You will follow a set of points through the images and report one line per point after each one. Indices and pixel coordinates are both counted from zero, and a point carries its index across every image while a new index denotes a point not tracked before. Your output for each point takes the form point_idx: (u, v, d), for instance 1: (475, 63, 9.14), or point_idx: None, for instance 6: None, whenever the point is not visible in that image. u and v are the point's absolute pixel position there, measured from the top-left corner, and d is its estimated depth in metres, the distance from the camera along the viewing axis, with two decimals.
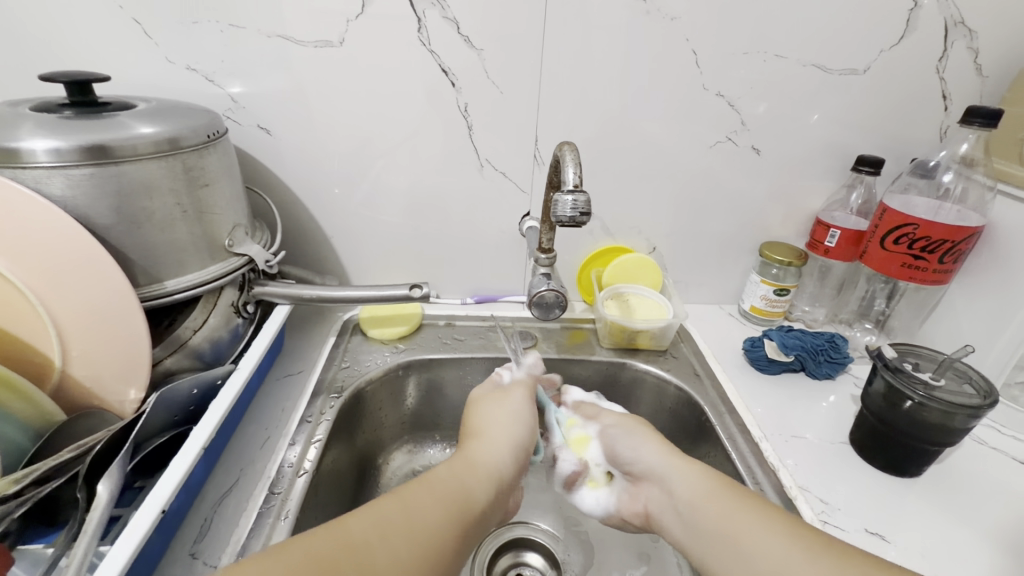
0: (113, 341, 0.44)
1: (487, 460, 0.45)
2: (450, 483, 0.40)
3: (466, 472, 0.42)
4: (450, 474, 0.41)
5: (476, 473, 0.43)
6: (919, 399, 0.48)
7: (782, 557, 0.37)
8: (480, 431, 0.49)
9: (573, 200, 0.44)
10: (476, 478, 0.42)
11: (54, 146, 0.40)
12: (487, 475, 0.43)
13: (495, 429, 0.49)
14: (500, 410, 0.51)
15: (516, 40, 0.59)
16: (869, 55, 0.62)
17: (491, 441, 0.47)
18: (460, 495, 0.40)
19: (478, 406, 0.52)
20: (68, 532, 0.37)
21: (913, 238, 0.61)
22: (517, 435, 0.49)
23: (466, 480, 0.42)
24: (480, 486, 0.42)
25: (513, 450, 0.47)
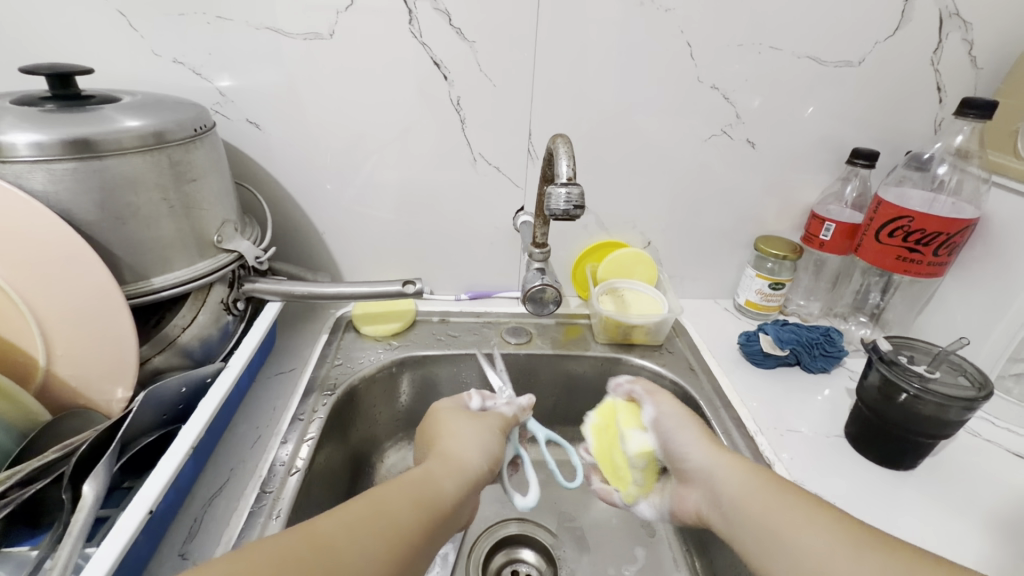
0: (99, 339, 0.43)
1: (458, 460, 0.45)
2: (421, 483, 0.40)
3: (432, 471, 0.43)
4: (422, 474, 0.42)
5: (449, 473, 0.43)
6: (914, 391, 0.48)
7: (820, 551, 0.37)
8: (445, 433, 0.48)
9: (567, 193, 0.43)
10: (446, 477, 0.42)
11: (35, 140, 0.39)
12: (456, 473, 0.43)
13: (460, 430, 0.48)
14: (475, 418, 0.50)
15: (509, 32, 0.58)
16: (864, 47, 0.61)
17: (456, 442, 0.47)
18: (428, 495, 0.40)
19: (441, 415, 0.51)
20: (53, 534, 0.36)
21: (908, 230, 0.61)
22: (489, 440, 0.49)
23: (437, 478, 0.42)
24: (450, 486, 0.42)
25: (485, 453, 0.47)
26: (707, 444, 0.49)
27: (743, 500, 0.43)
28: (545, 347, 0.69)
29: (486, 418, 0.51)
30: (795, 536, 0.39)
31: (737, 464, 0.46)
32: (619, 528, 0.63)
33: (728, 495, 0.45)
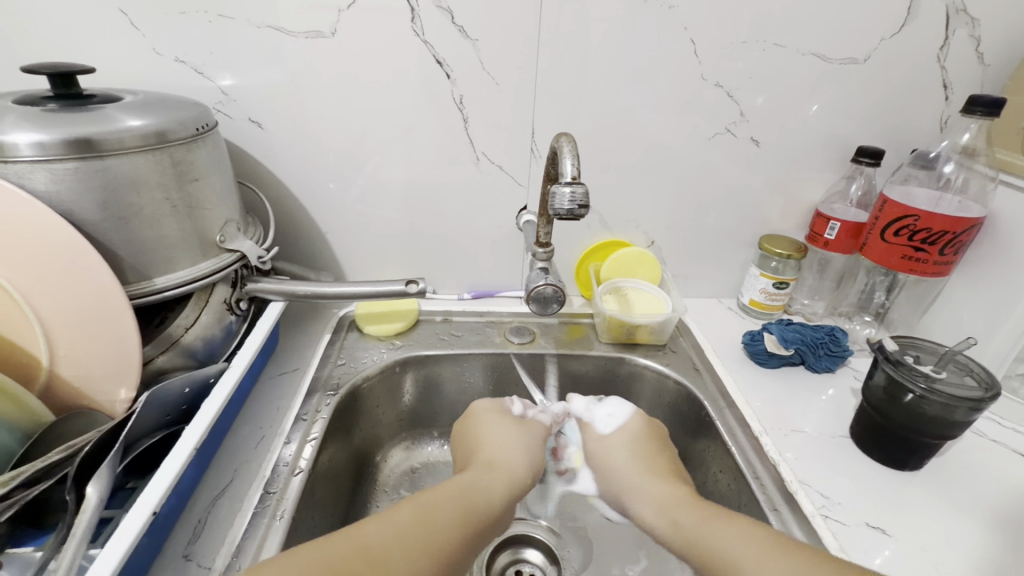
0: (102, 340, 0.43)
1: (510, 465, 0.49)
2: (474, 486, 0.44)
3: (482, 475, 0.46)
4: (474, 480, 0.45)
5: (500, 477, 0.47)
6: (919, 392, 0.48)
7: (746, 550, 0.39)
8: (486, 439, 0.52)
9: (572, 192, 0.43)
10: (500, 481, 0.46)
11: (37, 139, 0.39)
12: (506, 478, 0.47)
13: (506, 440, 0.52)
14: (519, 424, 0.55)
15: (512, 30, 0.58)
16: (870, 44, 0.61)
17: (499, 450, 0.50)
18: (482, 499, 0.43)
19: (480, 418, 0.55)
20: (57, 535, 0.36)
21: (913, 229, 0.60)
22: (529, 450, 0.52)
23: (488, 483, 0.45)
24: (502, 490, 0.45)
25: (530, 459, 0.51)
26: (634, 465, 0.53)
27: (672, 512, 0.47)
28: (549, 346, 0.69)
29: (531, 428, 0.55)
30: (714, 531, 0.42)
31: (672, 485, 0.50)
32: (623, 528, 0.62)
33: (653, 516, 0.48)
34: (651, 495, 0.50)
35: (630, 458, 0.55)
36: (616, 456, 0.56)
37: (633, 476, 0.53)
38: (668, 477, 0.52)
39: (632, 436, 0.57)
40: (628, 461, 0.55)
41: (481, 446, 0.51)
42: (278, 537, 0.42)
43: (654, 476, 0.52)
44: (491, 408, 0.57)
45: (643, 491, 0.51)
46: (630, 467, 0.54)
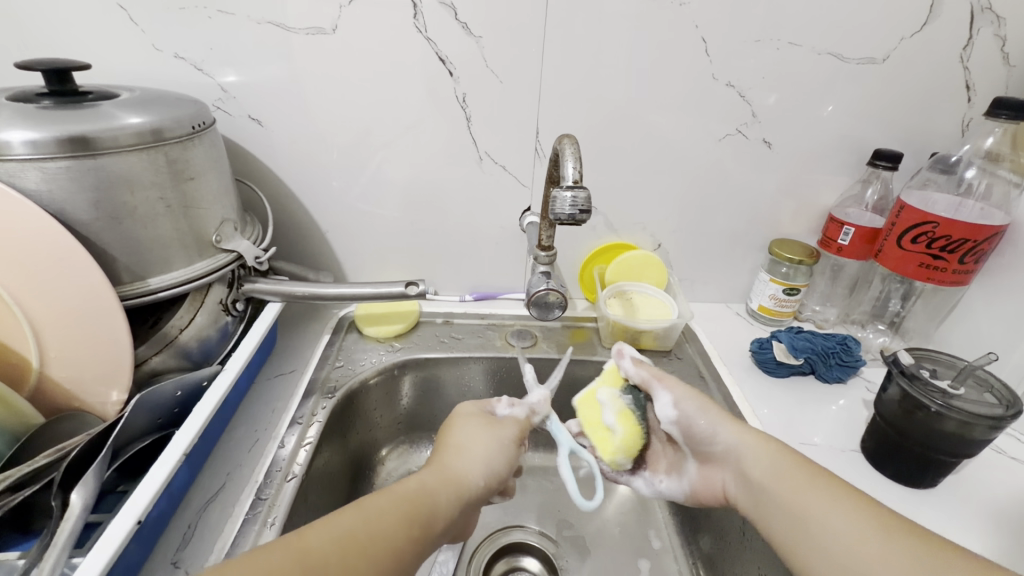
0: (94, 341, 0.42)
1: (462, 471, 0.41)
2: (414, 492, 0.38)
3: (435, 480, 0.40)
4: (416, 487, 0.38)
5: (444, 482, 0.40)
6: (936, 407, 0.45)
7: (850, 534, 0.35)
8: (450, 439, 0.45)
9: (573, 197, 0.41)
10: (444, 487, 0.39)
11: (31, 137, 0.38)
12: (452, 485, 0.40)
13: (468, 449, 0.43)
14: (489, 424, 0.46)
15: (516, 26, 0.56)
16: (889, 43, 0.58)
17: (464, 453, 0.43)
18: (423, 509, 0.37)
19: (455, 419, 0.47)
20: (40, 542, 0.36)
21: (932, 236, 0.58)
22: (492, 455, 0.44)
23: (429, 488, 0.39)
24: (443, 498, 0.39)
25: (490, 466, 0.43)
26: (719, 413, 0.47)
27: (792, 480, 0.40)
28: (551, 350, 0.67)
29: (504, 431, 0.46)
30: (809, 500, 0.38)
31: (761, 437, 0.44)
32: (623, 539, 0.61)
33: (736, 462, 0.44)
34: (755, 458, 0.43)
35: (710, 404, 0.47)
36: (692, 404, 0.47)
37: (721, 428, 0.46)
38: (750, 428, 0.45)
39: (694, 392, 0.48)
40: (705, 404, 0.47)
41: (443, 445, 0.44)
42: None
43: (746, 430, 0.45)
44: (471, 407, 0.49)
45: (741, 449, 0.44)
46: (726, 420, 0.46)
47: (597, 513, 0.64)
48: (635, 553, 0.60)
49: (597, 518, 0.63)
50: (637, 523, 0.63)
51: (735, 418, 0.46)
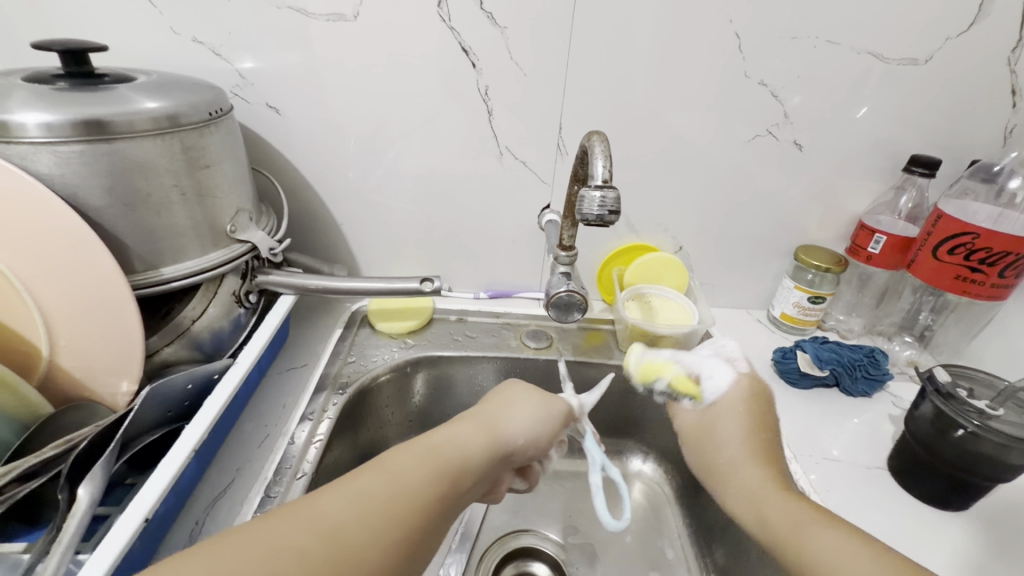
0: (105, 331, 0.42)
1: (502, 426, 0.40)
2: (446, 444, 0.36)
3: (471, 435, 0.38)
4: (449, 440, 0.36)
5: (479, 434, 0.38)
6: (972, 428, 0.44)
7: None
8: (495, 400, 0.43)
9: (602, 197, 0.40)
10: (480, 439, 0.38)
11: (45, 120, 0.37)
12: (486, 437, 0.38)
13: (508, 411, 0.41)
14: (534, 393, 0.45)
15: (543, 17, 0.54)
16: (932, 44, 0.56)
17: (508, 415, 0.41)
18: (455, 463, 0.35)
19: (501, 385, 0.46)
20: (46, 537, 0.35)
21: (971, 248, 0.56)
22: (537, 419, 0.42)
23: (462, 439, 0.37)
24: (478, 450, 0.37)
25: (531, 428, 0.41)
26: (748, 422, 0.44)
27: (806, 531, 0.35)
28: (566, 352, 0.66)
29: (550, 402, 0.45)
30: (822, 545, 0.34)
31: (777, 476, 0.40)
32: (634, 548, 0.60)
33: (745, 499, 0.40)
34: (775, 500, 0.38)
35: (744, 413, 0.45)
36: (723, 422, 0.45)
37: (742, 462, 0.42)
38: (776, 472, 0.41)
39: (743, 405, 0.45)
40: (743, 422, 0.44)
41: (483, 404, 0.42)
42: None
43: (762, 465, 0.41)
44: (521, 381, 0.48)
45: (760, 490, 0.39)
46: (747, 443, 0.43)
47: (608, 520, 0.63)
48: (647, 564, 0.58)
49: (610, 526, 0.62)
50: (649, 533, 0.61)
51: (756, 444, 0.43)
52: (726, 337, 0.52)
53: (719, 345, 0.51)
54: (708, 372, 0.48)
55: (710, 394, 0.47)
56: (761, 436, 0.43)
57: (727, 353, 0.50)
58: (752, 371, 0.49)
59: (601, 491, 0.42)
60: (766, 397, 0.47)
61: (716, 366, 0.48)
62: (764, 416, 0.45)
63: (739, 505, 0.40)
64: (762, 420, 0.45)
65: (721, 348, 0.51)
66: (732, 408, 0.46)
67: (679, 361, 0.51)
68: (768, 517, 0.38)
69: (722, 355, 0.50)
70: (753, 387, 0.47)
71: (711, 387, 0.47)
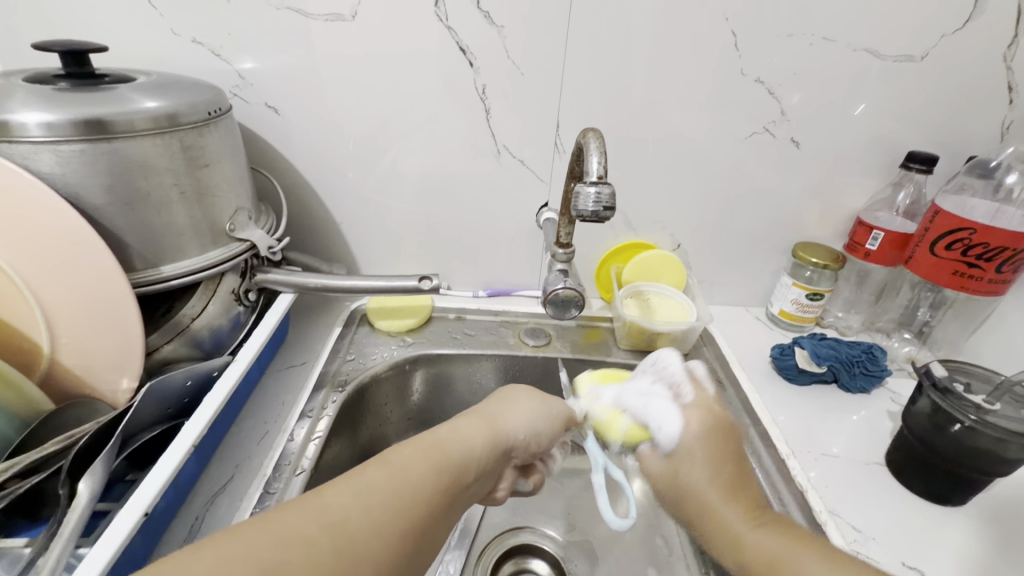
0: (106, 329, 0.42)
1: (503, 422, 0.40)
2: (447, 439, 0.36)
3: (472, 431, 0.38)
4: (450, 434, 0.37)
5: (481, 430, 0.38)
6: (969, 422, 0.44)
7: None
8: (499, 397, 0.43)
9: (597, 193, 0.40)
10: (482, 435, 0.38)
11: (46, 119, 0.37)
12: (487, 432, 0.38)
13: (511, 409, 0.42)
14: (536, 392, 0.45)
15: (540, 16, 0.55)
16: (928, 40, 0.56)
17: (509, 412, 0.41)
18: (455, 458, 0.35)
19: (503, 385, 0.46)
20: (47, 532, 0.35)
21: (968, 244, 0.56)
22: (537, 417, 0.42)
23: (464, 434, 0.37)
24: (479, 445, 0.37)
25: (533, 425, 0.42)
26: (710, 461, 0.41)
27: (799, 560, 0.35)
28: (564, 350, 0.66)
29: (554, 402, 0.45)
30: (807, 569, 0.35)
31: (750, 510, 0.40)
32: (633, 544, 0.60)
33: (718, 537, 0.39)
34: (751, 538, 0.38)
35: (708, 456, 0.41)
36: (689, 468, 0.41)
37: (716, 502, 0.40)
38: (750, 506, 0.40)
39: (706, 445, 0.42)
40: (706, 463, 0.41)
41: (485, 401, 0.42)
42: None
43: (735, 504, 0.40)
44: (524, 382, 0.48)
45: (738, 532, 0.38)
46: (720, 482, 0.40)
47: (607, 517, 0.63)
48: (646, 560, 0.58)
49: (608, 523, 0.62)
50: (648, 530, 0.62)
51: (726, 482, 0.41)
52: (665, 352, 0.49)
53: (659, 367, 0.48)
54: (657, 422, 0.43)
55: (664, 440, 0.42)
56: (726, 472, 0.41)
57: (669, 378, 0.46)
58: (701, 395, 0.44)
59: (604, 490, 0.44)
60: (727, 429, 0.43)
61: (655, 411, 0.44)
62: (720, 449, 0.42)
63: (712, 544, 0.40)
64: (726, 454, 0.42)
65: (663, 371, 0.47)
66: (695, 454, 0.41)
67: (626, 410, 0.46)
68: (748, 558, 0.37)
69: (665, 382, 0.46)
70: (708, 423, 0.43)
71: (663, 433, 0.43)
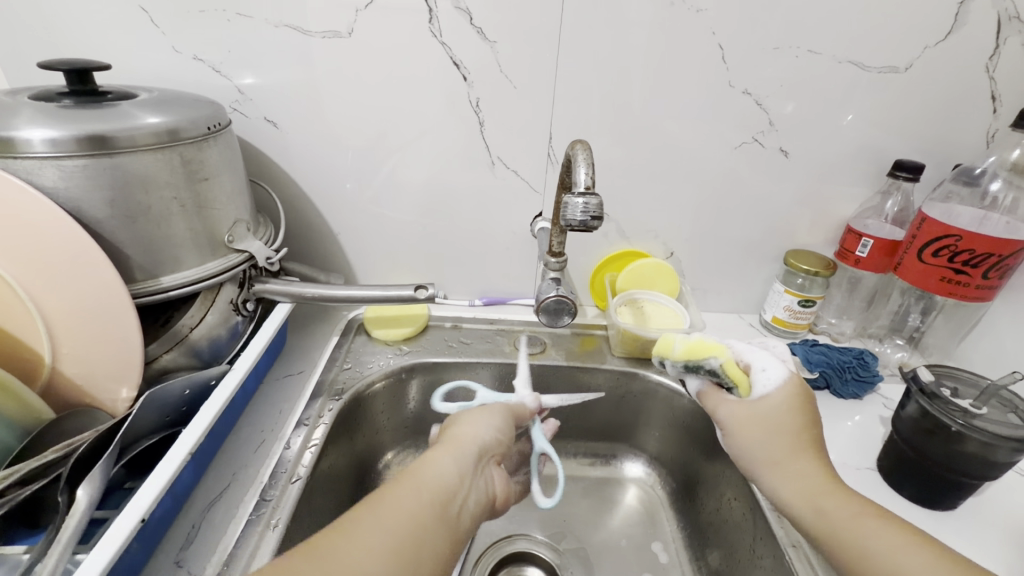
0: (106, 339, 0.43)
1: (467, 436, 0.40)
2: (415, 469, 0.36)
3: (439, 454, 0.38)
4: (418, 463, 0.37)
5: (449, 452, 0.38)
6: (957, 427, 0.44)
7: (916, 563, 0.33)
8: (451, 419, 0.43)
9: (585, 203, 0.41)
10: (447, 455, 0.38)
11: (50, 136, 0.39)
12: (453, 451, 0.38)
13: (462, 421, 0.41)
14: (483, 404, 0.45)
15: (532, 31, 0.56)
16: (911, 52, 0.57)
17: (468, 425, 0.41)
18: (422, 483, 0.35)
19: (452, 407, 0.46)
20: (46, 538, 0.36)
21: (955, 250, 0.56)
22: (484, 420, 0.42)
23: (432, 460, 0.37)
24: (449, 465, 0.37)
25: (490, 430, 0.41)
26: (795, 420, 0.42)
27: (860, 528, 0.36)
28: (559, 358, 0.66)
29: (493, 406, 0.45)
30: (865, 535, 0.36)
31: (827, 471, 0.40)
32: (628, 550, 0.60)
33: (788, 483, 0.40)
34: (828, 501, 0.38)
35: (795, 411, 0.42)
36: (768, 421, 0.42)
37: (796, 457, 0.41)
38: (828, 467, 0.41)
39: (791, 401, 0.43)
40: (789, 414, 0.42)
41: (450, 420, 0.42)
42: (271, 548, 0.41)
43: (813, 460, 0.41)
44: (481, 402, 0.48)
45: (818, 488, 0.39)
46: (794, 437, 0.42)
47: (603, 525, 0.63)
48: (642, 567, 0.58)
49: (602, 530, 0.62)
50: (643, 537, 0.62)
51: (810, 441, 0.41)
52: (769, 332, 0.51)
53: (763, 337, 0.49)
54: (761, 363, 0.45)
55: (765, 382, 0.43)
56: (809, 430, 0.42)
57: (770, 348, 0.48)
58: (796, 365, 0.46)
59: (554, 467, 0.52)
60: (812, 395, 0.44)
61: (761, 356, 0.45)
62: (807, 406, 0.43)
63: (787, 497, 0.40)
64: (808, 414, 0.43)
65: (767, 341, 0.49)
66: (780, 407, 0.42)
67: (732, 346, 0.47)
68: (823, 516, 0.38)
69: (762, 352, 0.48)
70: (804, 383, 0.44)
71: (767, 374, 0.44)
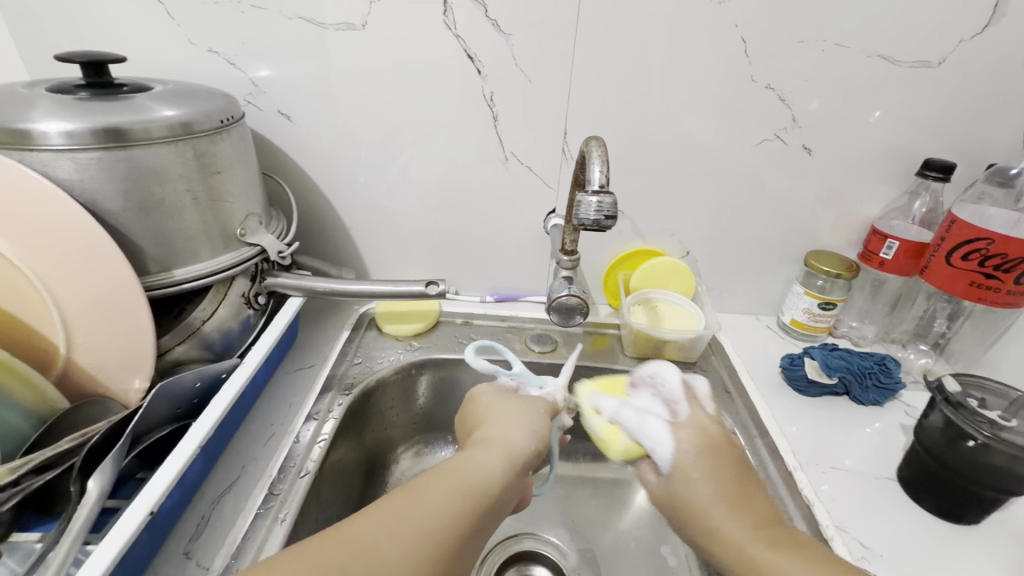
0: (119, 330, 0.43)
1: (510, 441, 0.40)
2: (463, 463, 0.37)
3: (488, 454, 0.38)
4: (466, 459, 0.37)
5: (496, 453, 0.38)
6: (983, 439, 0.42)
7: None
8: (492, 417, 0.44)
9: (599, 202, 0.40)
10: (494, 457, 0.38)
11: (67, 128, 0.39)
12: (504, 455, 0.39)
13: (506, 424, 0.42)
14: (523, 405, 0.45)
15: (548, 23, 0.55)
16: (945, 46, 0.55)
17: (508, 428, 0.42)
18: (473, 479, 0.36)
19: (478, 399, 0.47)
20: (58, 527, 0.36)
21: (986, 254, 0.54)
22: (527, 427, 0.42)
23: (484, 462, 0.38)
24: (495, 466, 0.37)
25: (532, 438, 0.42)
26: (712, 479, 0.41)
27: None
28: (570, 357, 0.66)
29: (533, 404, 0.46)
30: None
31: (753, 525, 0.38)
32: (636, 553, 0.60)
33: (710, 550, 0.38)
34: (775, 565, 0.35)
35: (706, 473, 0.41)
36: (688, 492, 0.41)
37: (722, 518, 0.39)
38: (757, 521, 0.39)
39: (705, 464, 0.42)
40: (706, 481, 0.41)
41: (489, 420, 0.43)
42: (278, 542, 0.41)
43: (742, 521, 0.39)
44: (493, 391, 0.48)
45: (747, 548, 0.37)
46: (718, 496, 0.40)
47: (612, 526, 0.62)
48: (650, 571, 0.58)
49: (611, 531, 0.62)
50: (652, 540, 0.61)
51: (732, 499, 0.40)
52: (664, 368, 0.50)
53: (658, 381, 0.50)
54: (652, 443, 0.44)
55: (661, 463, 0.43)
56: (730, 486, 0.41)
57: (666, 394, 0.48)
58: (694, 415, 0.46)
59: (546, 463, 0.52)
60: (721, 444, 0.44)
61: (655, 426, 0.45)
62: (714, 461, 0.42)
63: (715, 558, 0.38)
64: (726, 469, 0.42)
65: (662, 386, 0.49)
66: (690, 473, 0.42)
67: (624, 428, 0.47)
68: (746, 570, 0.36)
69: (662, 398, 0.48)
70: (697, 441, 0.44)
71: (657, 454, 0.43)
